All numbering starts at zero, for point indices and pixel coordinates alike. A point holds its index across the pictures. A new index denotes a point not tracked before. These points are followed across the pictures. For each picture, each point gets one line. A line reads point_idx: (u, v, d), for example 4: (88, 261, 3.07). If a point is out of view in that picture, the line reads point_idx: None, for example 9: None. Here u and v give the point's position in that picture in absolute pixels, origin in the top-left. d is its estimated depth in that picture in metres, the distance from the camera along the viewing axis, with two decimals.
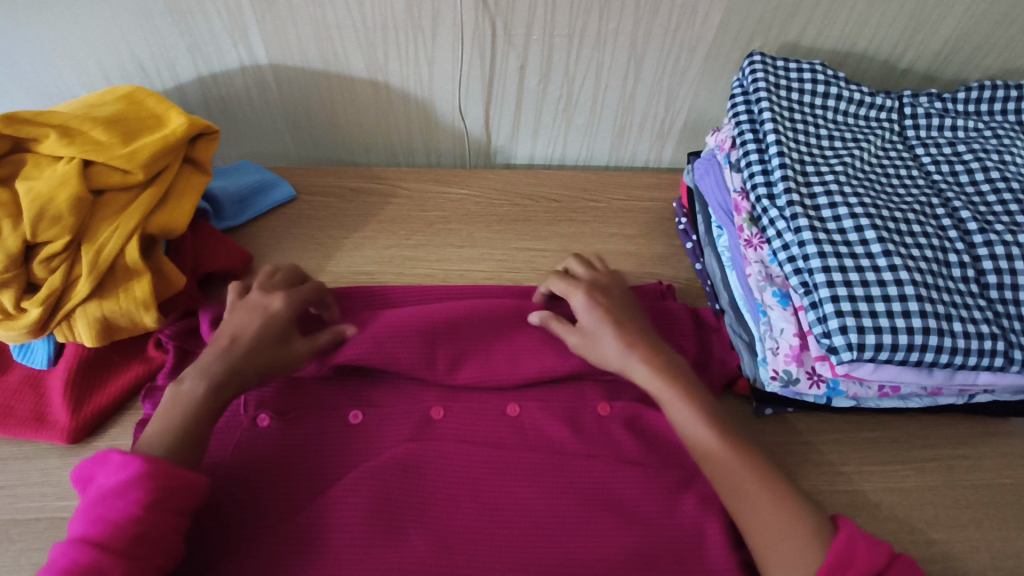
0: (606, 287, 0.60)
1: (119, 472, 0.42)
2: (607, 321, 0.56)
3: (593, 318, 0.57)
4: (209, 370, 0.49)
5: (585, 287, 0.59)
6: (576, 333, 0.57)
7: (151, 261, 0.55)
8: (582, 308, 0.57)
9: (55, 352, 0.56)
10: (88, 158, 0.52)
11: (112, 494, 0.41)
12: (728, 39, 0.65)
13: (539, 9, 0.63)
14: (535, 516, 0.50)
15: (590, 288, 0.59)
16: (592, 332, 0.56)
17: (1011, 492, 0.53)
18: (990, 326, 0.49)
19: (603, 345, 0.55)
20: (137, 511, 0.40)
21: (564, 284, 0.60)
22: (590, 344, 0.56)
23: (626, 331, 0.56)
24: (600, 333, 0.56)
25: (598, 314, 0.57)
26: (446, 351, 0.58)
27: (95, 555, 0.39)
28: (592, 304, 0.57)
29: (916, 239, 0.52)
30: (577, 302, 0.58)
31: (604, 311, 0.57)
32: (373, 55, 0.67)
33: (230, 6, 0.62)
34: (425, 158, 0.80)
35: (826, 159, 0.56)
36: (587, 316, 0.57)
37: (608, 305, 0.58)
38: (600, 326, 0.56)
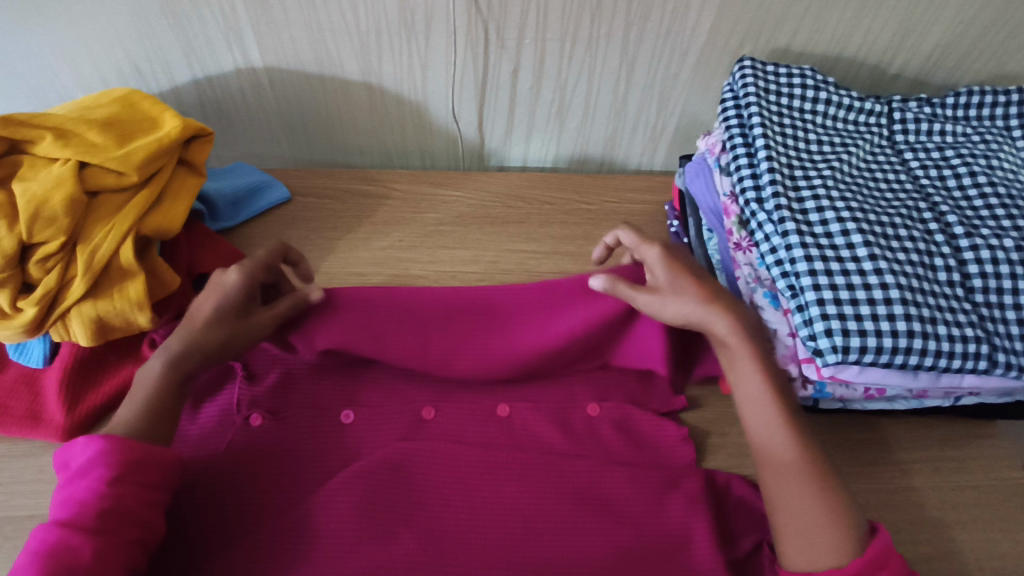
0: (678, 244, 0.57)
1: (84, 451, 0.43)
2: (684, 275, 0.53)
3: (666, 271, 0.53)
4: (170, 350, 0.49)
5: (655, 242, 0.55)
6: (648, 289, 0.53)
7: (146, 262, 0.56)
8: (657, 262, 0.54)
9: (51, 352, 0.56)
10: (83, 160, 0.53)
11: (79, 474, 0.42)
12: (719, 43, 0.66)
13: (531, 14, 0.63)
14: (524, 515, 0.51)
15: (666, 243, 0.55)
16: (667, 287, 0.53)
17: (996, 494, 0.54)
18: (975, 330, 0.49)
19: (678, 297, 0.52)
20: (102, 489, 0.41)
21: (636, 237, 0.57)
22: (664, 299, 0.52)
23: (705, 284, 0.53)
24: (677, 288, 0.53)
25: (672, 268, 0.53)
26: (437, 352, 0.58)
27: (60, 536, 0.39)
28: (669, 258, 0.54)
29: (902, 243, 0.52)
30: (651, 256, 0.55)
31: (681, 266, 0.53)
32: (367, 58, 0.67)
33: (224, 10, 0.63)
34: (420, 160, 0.81)
35: (815, 163, 0.57)
36: (663, 268, 0.54)
37: (684, 261, 0.55)
38: (676, 280, 0.53)
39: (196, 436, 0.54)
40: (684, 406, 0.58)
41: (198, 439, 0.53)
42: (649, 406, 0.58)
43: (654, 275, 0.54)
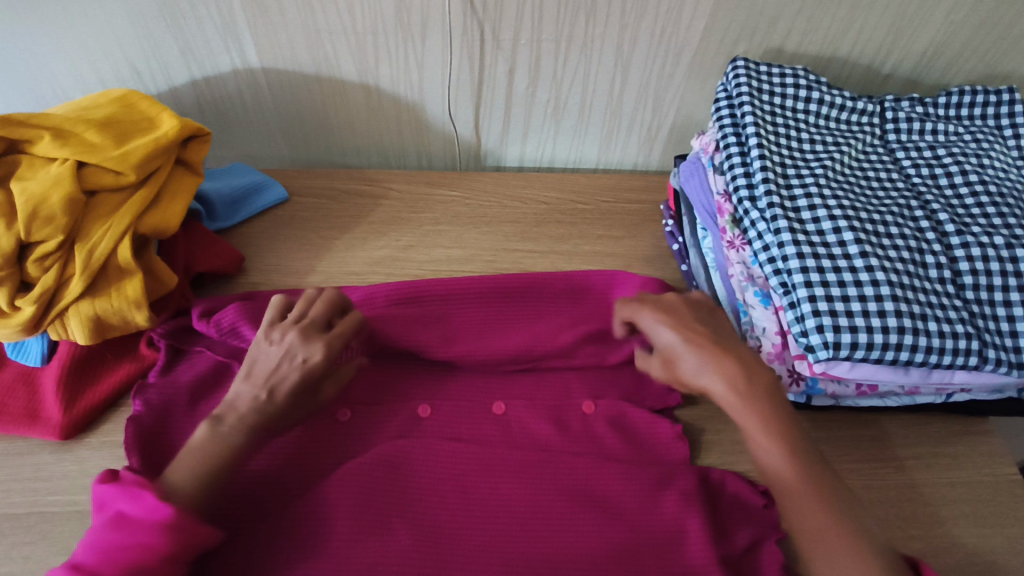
0: (678, 303, 0.54)
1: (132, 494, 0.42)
2: (679, 334, 0.51)
3: (662, 335, 0.52)
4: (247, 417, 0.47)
5: (645, 304, 0.54)
6: (657, 363, 0.52)
7: (143, 261, 0.56)
8: (653, 327, 0.52)
9: (49, 350, 0.57)
10: (81, 160, 0.53)
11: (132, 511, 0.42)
12: (713, 44, 0.67)
13: (526, 14, 0.64)
14: (520, 512, 0.51)
15: (657, 303, 0.54)
16: (665, 350, 0.51)
17: (989, 490, 0.54)
18: (965, 326, 0.49)
19: (679, 359, 0.50)
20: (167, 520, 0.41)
21: (622, 308, 0.55)
22: (670, 363, 0.51)
23: (700, 338, 0.50)
24: (673, 347, 0.51)
25: (666, 329, 0.52)
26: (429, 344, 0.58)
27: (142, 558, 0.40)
28: (660, 319, 0.52)
29: (894, 241, 0.53)
30: (643, 320, 0.53)
31: (676, 323, 0.52)
32: (364, 59, 0.68)
33: (222, 11, 0.63)
34: (416, 160, 0.81)
35: (807, 162, 0.57)
36: (659, 334, 0.52)
37: (679, 317, 0.52)
38: (672, 340, 0.51)
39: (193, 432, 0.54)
40: (678, 402, 0.59)
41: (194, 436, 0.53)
42: (644, 403, 0.59)
43: (655, 341, 0.52)
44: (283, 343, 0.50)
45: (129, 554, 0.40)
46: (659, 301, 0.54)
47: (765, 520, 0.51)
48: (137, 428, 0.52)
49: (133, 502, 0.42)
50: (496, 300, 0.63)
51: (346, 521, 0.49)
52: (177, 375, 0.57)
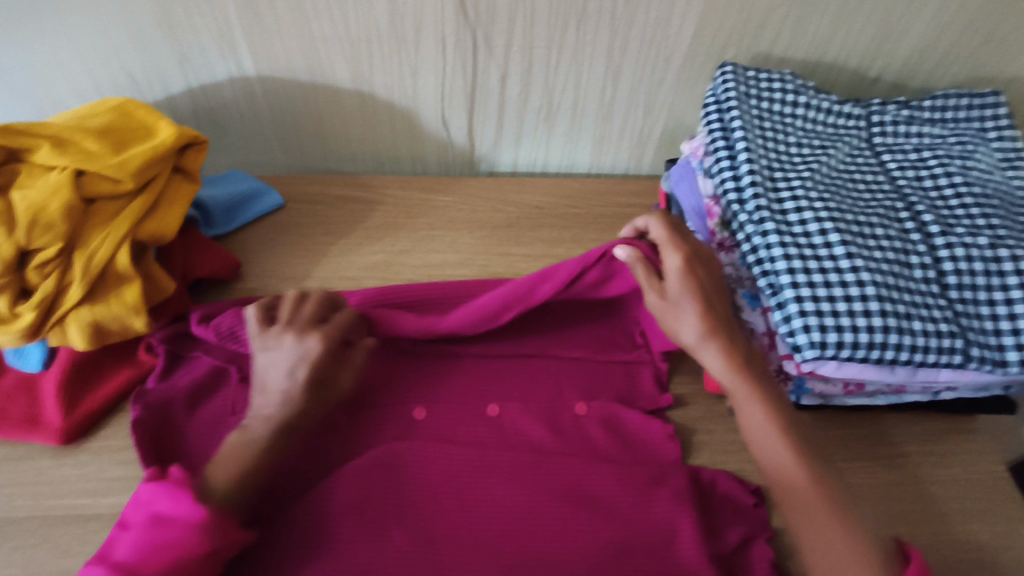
0: (701, 252, 0.54)
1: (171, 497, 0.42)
2: (696, 295, 0.51)
3: (677, 284, 0.52)
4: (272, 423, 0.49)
5: (680, 245, 0.54)
6: (657, 292, 0.53)
7: (142, 268, 0.57)
8: (674, 270, 0.52)
9: (48, 355, 0.58)
10: (80, 168, 0.54)
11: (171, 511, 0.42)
12: (702, 50, 0.68)
13: (517, 22, 0.65)
14: (515, 512, 0.52)
15: (690, 249, 0.53)
16: (676, 300, 0.52)
17: (976, 487, 0.55)
18: (949, 325, 0.50)
19: (683, 315, 0.52)
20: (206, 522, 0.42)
21: (663, 235, 0.54)
22: (670, 311, 0.52)
23: (712, 307, 0.52)
24: (684, 304, 0.52)
25: (687, 279, 0.52)
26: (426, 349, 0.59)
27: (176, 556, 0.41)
28: (686, 268, 0.52)
29: (879, 242, 0.54)
30: (670, 262, 0.53)
31: (696, 283, 0.52)
32: (358, 66, 0.69)
33: (218, 20, 0.64)
34: (411, 166, 0.82)
35: (794, 166, 0.58)
36: (675, 280, 0.52)
37: (702, 279, 0.53)
38: (686, 296, 0.51)
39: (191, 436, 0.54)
40: (671, 403, 0.59)
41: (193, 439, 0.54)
42: (637, 404, 0.59)
43: (666, 281, 0.53)
44: (282, 342, 0.52)
45: (168, 553, 0.41)
46: (691, 249, 0.54)
47: (754, 518, 0.52)
48: (140, 431, 0.53)
49: (173, 502, 0.42)
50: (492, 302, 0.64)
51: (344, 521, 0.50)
52: (176, 380, 0.57)
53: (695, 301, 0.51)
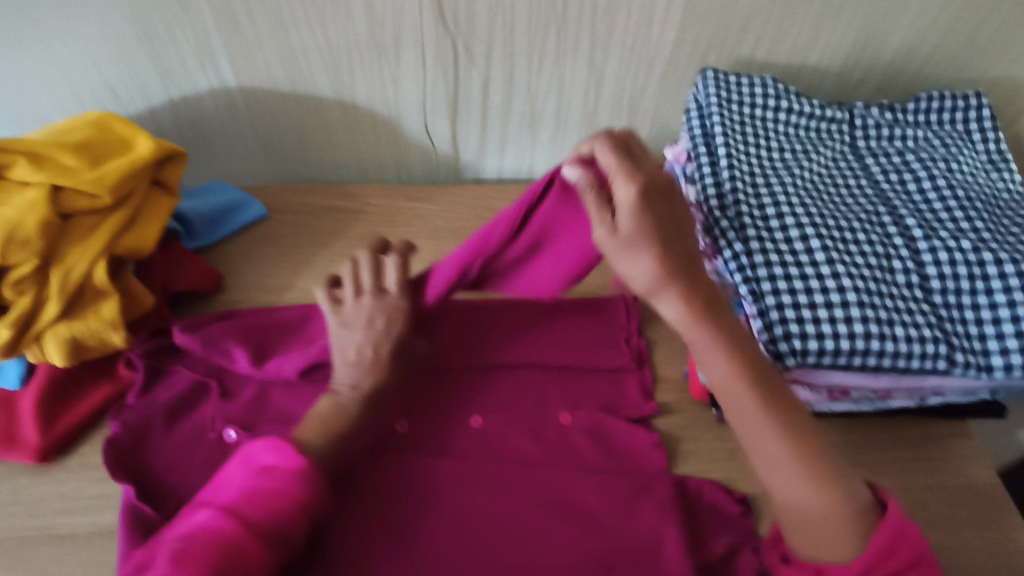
0: (655, 179, 0.46)
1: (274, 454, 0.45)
2: (649, 233, 0.44)
3: (628, 221, 0.44)
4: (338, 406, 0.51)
5: (631, 173, 0.45)
6: (606, 229, 0.45)
7: (120, 283, 0.57)
8: (626, 204, 0.45)
9: (27, 372, 0.57)
10: (57, 183, 0.54)
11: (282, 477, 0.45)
12: (684, 55, 0.67)
13: (497, 29, 0.64)
14: (498, 525, 0.51)
15: (642, 180, 0.45)
16: (628, 239, 0.44)
17: (966, 492, 0.54)
18: (932, 331, 0.50)
19: (635, 259, 0.44)
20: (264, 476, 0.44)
21: (612, 161, 0.46)
22: (621, 253, 0.45)
23: (667, 249, 0.45)
24: (637, 245, 0.44)
25: (640, 216, 0.44)
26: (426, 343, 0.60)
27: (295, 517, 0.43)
28: (637, 202, 0.44)
29: (861, 247, 0.53)
30: (621, 194, 0.45)
31: (650, 220, 0.45)
32: (339, 76, 0.69)
33: (197, 32, 0.64)
34: (396, 175, 0.82)
35: (776, 171, 0.58)
36: (627, 216, 0.44)
37: (657, 214, 0.45)
38: (640, 238, 0.44)
39: (166, 455, 0.54)
40: (654, 412, 0.59)
41: (167, 458, 0.53)
42: (621, 412, 0.59)
43: (617, 216, 0.45)
44: (362, 319, 0.53)
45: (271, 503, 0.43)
46: (643, 177, 0.46)
47: (741, 528, 0.52)
48: (114, 450, 0.53)
49: (280, 454, 0.45)
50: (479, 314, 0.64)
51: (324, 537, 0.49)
52: (154, 395, 0.57)
53: (649, 242, 0.44)
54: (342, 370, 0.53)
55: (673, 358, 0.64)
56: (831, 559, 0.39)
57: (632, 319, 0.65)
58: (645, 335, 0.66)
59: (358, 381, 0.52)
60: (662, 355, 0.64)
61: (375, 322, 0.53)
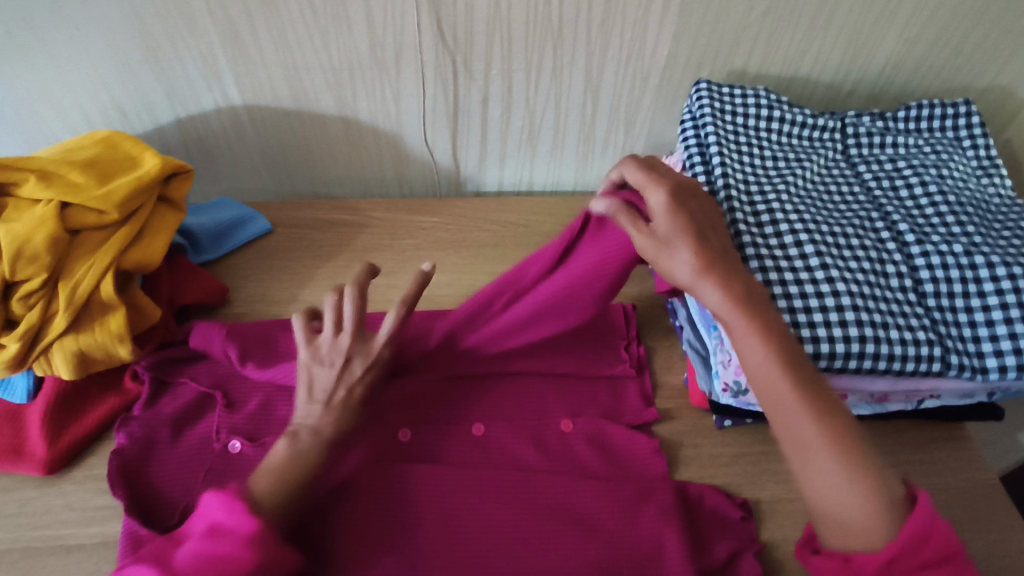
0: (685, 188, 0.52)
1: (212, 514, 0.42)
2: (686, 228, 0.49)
3: (666, 220, 0.50)
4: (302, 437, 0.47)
5: (662, 185, 0.52)
6: (646, 234, 0.50)
7: (127, 297, 0.58)
8: (661, 207, 0.50)
9: (35, 386, 0.58)
10: (65, 200, 0.55)
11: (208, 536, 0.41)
12: (678, 68, 0.69)
13: (495, 45, 0.66)
14: (500, 531, 0.51)
15: (676, 187, 0.52)
16: (665, 238, 0.49)
17: (966, 495, 0.55)
18: (926, 334, 0.50)
19: (675, 252, 0.48)
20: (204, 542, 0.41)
21: (642, 177, 0.52)
22: (661, 250, 0.49)
23: (705, 243, 0.49)
24: (676, 241, 0.49)
25: (675, 216, 0.50)
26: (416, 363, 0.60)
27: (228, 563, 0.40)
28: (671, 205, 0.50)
29: (854, 252, 0.54)
30: (655, 199, 0.51)
31: (686, 218, 0.50)
32: (342, 93, 0.70)
33: (203, 53, 0.66)
34: (398, 188, 0.83)
35: (770, 179, 0.59)
36: (663, 217, 0.50)
37: (690, 213, 0.51)
38: (678, 234, 0.49)
39: (175, 466, 0.54)
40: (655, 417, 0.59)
41: (177, 469, 0.54)
42: (622, 419, 0.59)
43: (655, 220, 0.50)
44: (336, 361, 0.50)
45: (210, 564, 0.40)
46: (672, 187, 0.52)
47: (742, 533, 0.52)
48: (120, 461, 0.53)
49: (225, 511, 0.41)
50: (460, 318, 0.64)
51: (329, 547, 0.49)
52: (160, 408, 0.58)
53: (687, 236, 0.49)
54: (305, 405, 0.49)
55: (673, 365, 0.65)
56: (863, 547, 0.39)
57: (632, 327, 0.66)
58: (643, 342, 0.67)
59: (323, 415, 0.48)
60: (661, 362, 0.65)
61: (351, 357, 0.50)
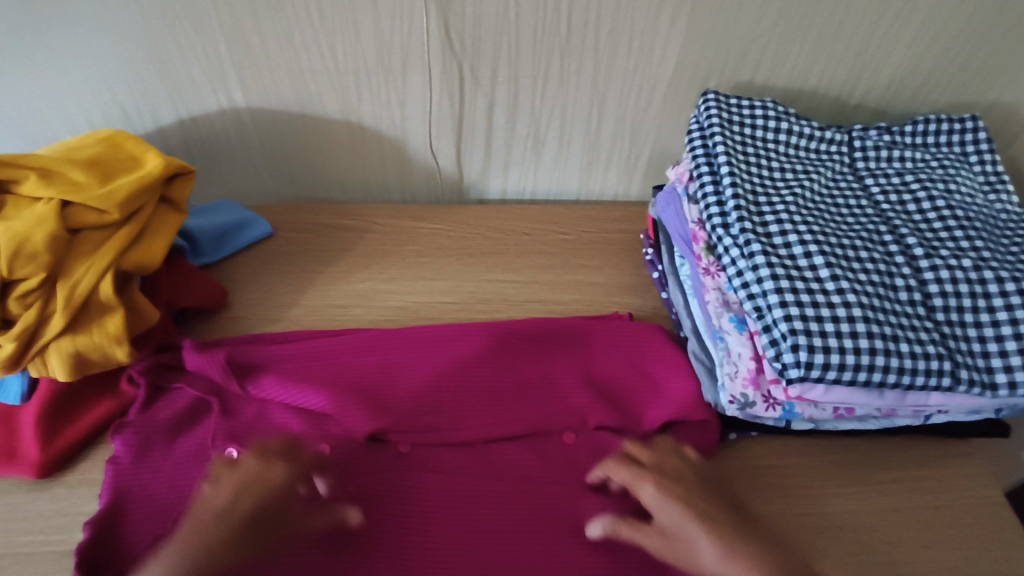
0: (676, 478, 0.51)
1: None
2: (690, 529, 0.47)
3: (672, 515, 0.48)
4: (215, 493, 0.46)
5: (654, 482, 0.51)
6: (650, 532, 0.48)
7: (126, 298, 0.57)
8: (657, 503, 0.49)
9: (29, 388, 0.56)
10: (66, 199, 0.54)
11: None
12: (685, 79, 0.69)
13: (503, 52, 0.66)
14: (501, 541, 0.50)
15: (660, 475, 0.51)
16: (668, 533, 0.48)
17: (973, 513, 0.54)
18: (936, 347, 0.50)
19: (686, 546, 0.47)
20: None
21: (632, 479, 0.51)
22: (670, 546, 0.47)
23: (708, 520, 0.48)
24: (685, 532, 0.47)
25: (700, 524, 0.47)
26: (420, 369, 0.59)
27: None
28: (664, 493, 0.50)
29: (863, 264, 0.54)
30: (647, 494, 0.50)
31: (686, 507, 0.49)
32: (347, 98, 0.70)
33: (209, 54, 0.65)
34: (401, 194, 0.83)
35: (778, 190, 0.59)
36: (665, 514, 0.49)
37: (684, 497, 0.50)
38: (686, 527, 0.48)
39: (168, 473, 0.53)
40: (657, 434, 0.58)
41: (169, 477, 0.53)
42: (626, 431, 0.59)
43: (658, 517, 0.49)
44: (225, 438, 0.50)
45: None
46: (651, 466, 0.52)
47: None
48: (114, 470, 0.53)
49: None
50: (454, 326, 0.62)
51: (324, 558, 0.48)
52: (157, 409, 0.57)
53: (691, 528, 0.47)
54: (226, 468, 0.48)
55: None
56: None
57: None
58: None
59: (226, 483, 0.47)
60: None
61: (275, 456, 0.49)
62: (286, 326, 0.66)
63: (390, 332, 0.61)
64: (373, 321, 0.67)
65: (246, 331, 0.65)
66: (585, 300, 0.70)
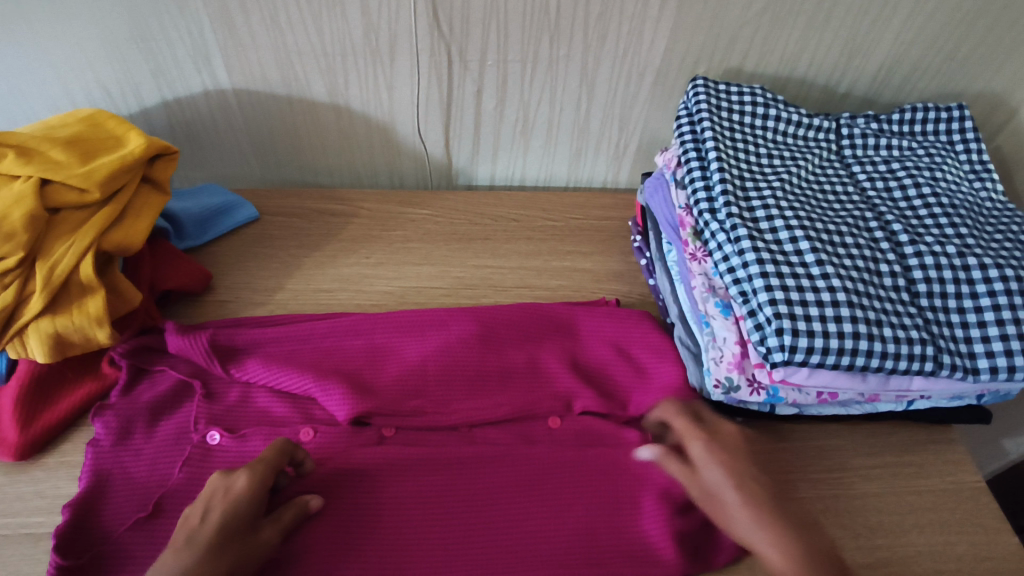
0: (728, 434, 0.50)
1: None
2: (733, 485, 0.46)
3: (715, 473, 0.47)
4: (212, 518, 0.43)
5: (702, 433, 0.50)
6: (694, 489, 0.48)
7: (108, 280, 0.56)
8: (703, 460, 0.48)
9: (9, 368, 0.56)
10: (45, 177, 0.54)
11: None
12: (674, 65, 0.69)
13: (491, 36, 0.65)
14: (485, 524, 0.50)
15: (712, 431, 0.50)
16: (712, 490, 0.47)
17: (954, 497, 0.55)
18: (919, 332, 0.50)
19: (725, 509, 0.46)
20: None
21: (686, 425, 0.51)
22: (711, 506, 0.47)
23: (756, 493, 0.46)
24: (725, 495, 0.46)
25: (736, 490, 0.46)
26: (406, 353, 0.59)
27: None
28: (717, 454, 0.48)
29: (849, 250, 0.54)
30: (696, 451, 0.49)
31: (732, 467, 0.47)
32: (334, 80, 0.69)
33: (192, 33, 0.64)
34: (389, 179, 0.82)
35: (765, 176, 0.59)
36: (710, 470, 0.48)
37: (734, 456, 0.48)
38: (728, 489, 0.46)
39: (150, 455, 0.53)
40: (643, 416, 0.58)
41: (152, 459, 0.53)
42: (611, 415, 0.59)
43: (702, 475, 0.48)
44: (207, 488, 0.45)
45: None
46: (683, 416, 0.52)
47: None
48: (94, 454, 0.52)
49: None
50: (444, 310, 0.62)
51: (307, 541, 0.47)
52: (139, 391, 0.56)
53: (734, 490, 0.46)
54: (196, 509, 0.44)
55: None
56: None
57: None
58: None
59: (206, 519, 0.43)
60: None
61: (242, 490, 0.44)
62: (271, 310, 0.66)
63: (378, 316, 0.61)
64: (359, 306, 0.66)
65: (230, 315, 0.65)
66: (573, 287, 0.70)
